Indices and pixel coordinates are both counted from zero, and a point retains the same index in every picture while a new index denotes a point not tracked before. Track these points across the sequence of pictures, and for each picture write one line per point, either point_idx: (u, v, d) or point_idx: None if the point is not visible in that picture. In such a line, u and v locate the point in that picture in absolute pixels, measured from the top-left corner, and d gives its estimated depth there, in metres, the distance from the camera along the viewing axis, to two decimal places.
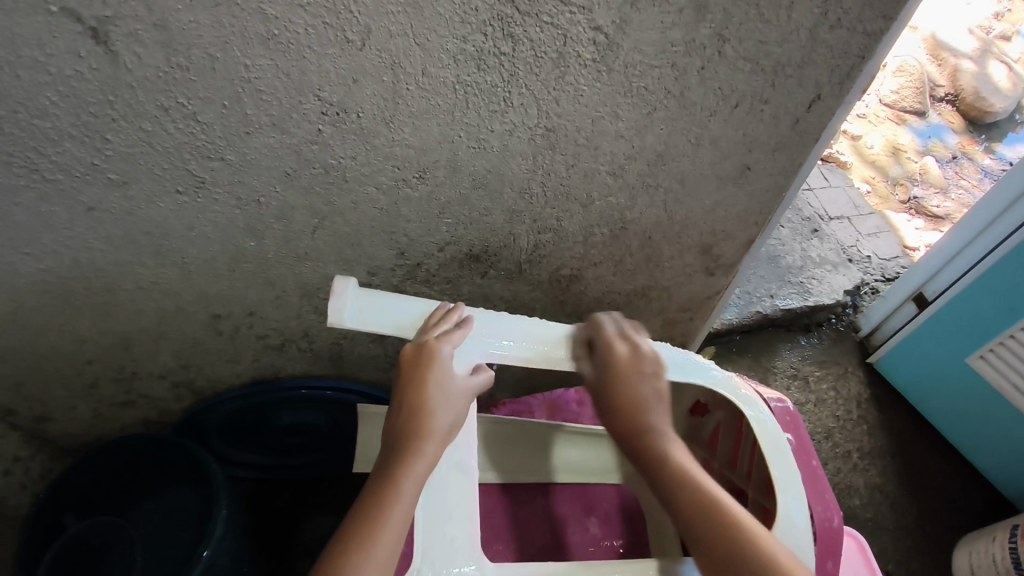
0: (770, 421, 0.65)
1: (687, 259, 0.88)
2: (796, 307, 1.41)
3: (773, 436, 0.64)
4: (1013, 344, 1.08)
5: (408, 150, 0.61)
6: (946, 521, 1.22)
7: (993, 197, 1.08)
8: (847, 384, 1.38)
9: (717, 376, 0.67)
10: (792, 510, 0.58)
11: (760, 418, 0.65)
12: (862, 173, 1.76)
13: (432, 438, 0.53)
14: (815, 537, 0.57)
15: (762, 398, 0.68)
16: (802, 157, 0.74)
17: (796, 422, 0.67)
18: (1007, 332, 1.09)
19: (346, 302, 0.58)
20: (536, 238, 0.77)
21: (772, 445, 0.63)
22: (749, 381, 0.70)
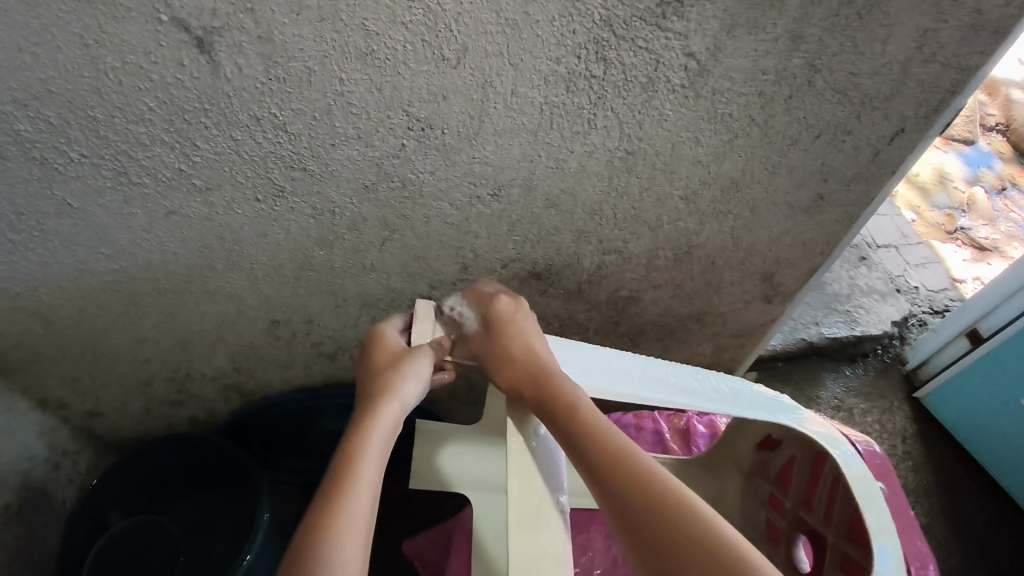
0: (855, 463, 0.58)
1: (747, 286, 0.87)
2: (841, 336, 1.39)
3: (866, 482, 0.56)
4: None
5: (486, 168, 0.61)
6: (994, 566, 1.18)
7: (993, 287, 1.17)
8: (893, 418, 1.35)
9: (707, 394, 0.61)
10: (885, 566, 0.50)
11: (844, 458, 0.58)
12: (910, 202, 1.72)
13: (376, 427, 0.51)
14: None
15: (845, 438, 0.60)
16: (878, 190, 0.72)
17: (886, 469, 0.59)
18: None
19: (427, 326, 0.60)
20: (600, 259, 0.76)
21: (863, 490, 0.55)
22: (833, 421, 0.64)
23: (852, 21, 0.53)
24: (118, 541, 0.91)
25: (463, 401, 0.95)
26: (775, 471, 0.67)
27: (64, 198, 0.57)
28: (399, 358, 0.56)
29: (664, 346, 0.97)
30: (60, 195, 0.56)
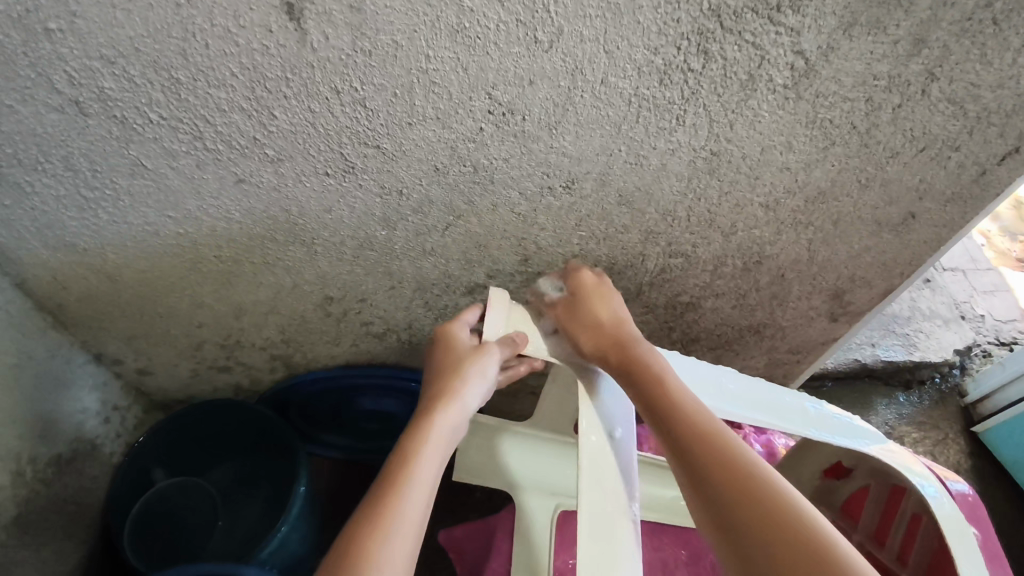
0: (946, 502, 0.52)
1: (814, 302, 0.83)
2: (898, 360, 1.33)
3: (957, 525, 0.50)
4: None
5: (563, 159, 0.58)
6: None
7: None
8: (946, 451, 1.29)
9: (774, 408, 0.57)
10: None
11: (933, 497, 0.52)
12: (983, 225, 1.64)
13: (431, 443, 0.51)
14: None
15: (939, 475, 0.54)
16: (975, 212, 0.67)
17: (980, 516, 0.52)
18: None
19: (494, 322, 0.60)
20: (665, 261, 0.73)
21: (957, 536, 0.49)
22: (923, 458, 0.58)
23: (983, 27, 0.49)
24: (160, 498, 0.93)
25: (505, 393, 0.93)
26: (845, 499, 0.62)
27: (138, 158, 0.56)
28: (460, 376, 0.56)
29: (716, 356, 0.94)
30: (134, 155, 0.56)
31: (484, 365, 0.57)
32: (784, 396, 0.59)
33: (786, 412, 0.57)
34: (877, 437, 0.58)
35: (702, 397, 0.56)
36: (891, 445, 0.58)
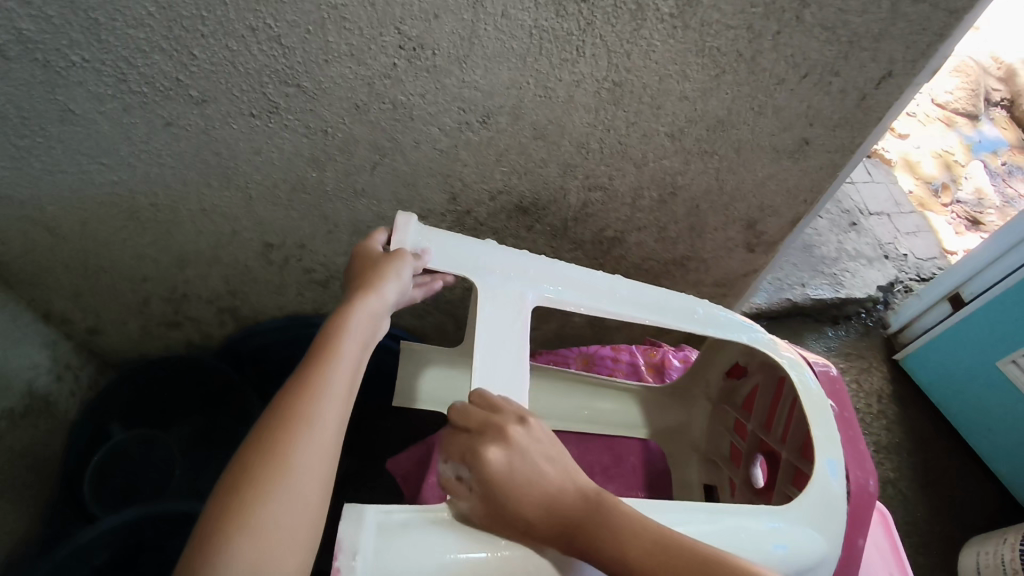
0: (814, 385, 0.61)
1: (730, 232, 0.89)
2: (826, 298, 1.43)
3: (818, 402, 0.59)
4: None
5: (476, 93, 0.62)
6: (958, 519, 1.23)
7: (952, 272, 1.26)
8: (870, 377, 1.39)
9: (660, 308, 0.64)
10: (829, 470, 0.55)
11: (804, 381, 0.61)
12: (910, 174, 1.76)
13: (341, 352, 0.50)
14: (847, 502, 0.55)
15: (809, 365, 0.64)
16: (863, 136, 0.74)
17: (839, 391, 0.62)
18: (1007, 359, 1.15)
19: (409, 236, 0.59)
20: (586, 195, 0.78)
21: (816, 410, 0.59)
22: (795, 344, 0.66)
23: None
24: (117, 451, 0.95)
25: (449, 335, 0.98)
26: (743, 400, 0.69)
27: (66, 103, 0.58)
28: (378, 280, 0.55)
29: None
30: (63, 100, 0.58)
31: (397, 276, 0.56)
32: (676, 298, 0.66)
33: (676, 310, 0.65)
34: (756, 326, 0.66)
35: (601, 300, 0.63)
36: (768, 334, 0.67)
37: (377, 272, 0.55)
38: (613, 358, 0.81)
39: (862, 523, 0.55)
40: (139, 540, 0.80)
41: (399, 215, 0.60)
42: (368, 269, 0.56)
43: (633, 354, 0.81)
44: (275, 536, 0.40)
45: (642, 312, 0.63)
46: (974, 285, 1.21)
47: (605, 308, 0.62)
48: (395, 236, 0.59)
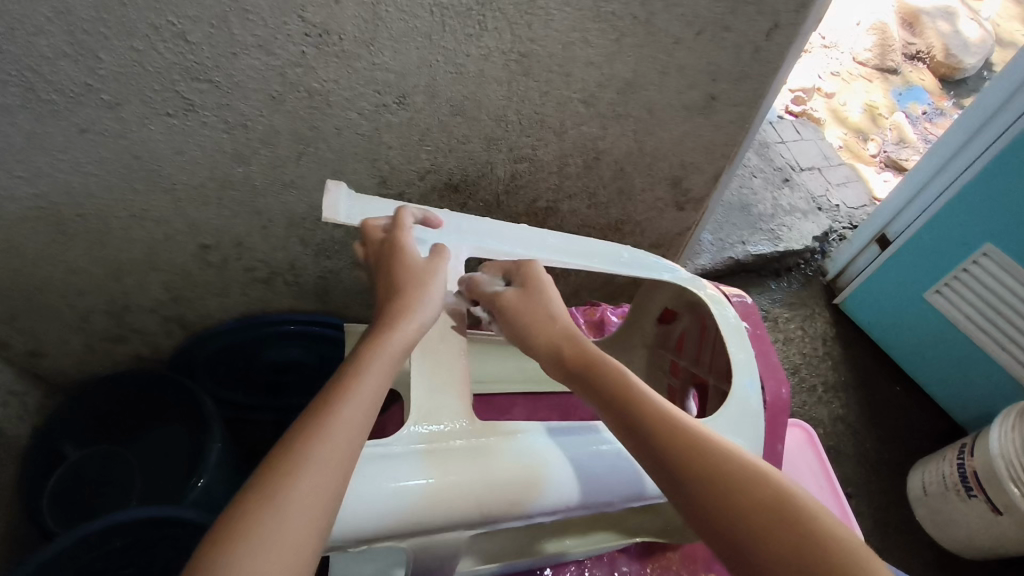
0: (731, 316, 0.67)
1: (658, 192, 0.93)
2: (766, 252, 1.49)
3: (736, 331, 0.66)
4: (959, 282, 1.17)
5: (389, 75, 0.64)
6: (904, 445, 1.31)
7: (874, 215, 1.33)
8: (814, 323, 1.46)
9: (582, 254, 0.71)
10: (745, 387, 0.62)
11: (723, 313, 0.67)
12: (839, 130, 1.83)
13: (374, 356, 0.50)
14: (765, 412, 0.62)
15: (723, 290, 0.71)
16: (765, 87, 0.78)
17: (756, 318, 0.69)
18: (933, 289, 1.23)
19: (337, 201, 0.62)
20: (512, 167, 0.80)
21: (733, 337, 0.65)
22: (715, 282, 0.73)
23: None
24: (76, 472, 0.94)
25: None
26: (675, 339, 0.75)
27: None
28: (418, 286, 0.56)
29: None
30: None
31: (438, 281, 0.58)
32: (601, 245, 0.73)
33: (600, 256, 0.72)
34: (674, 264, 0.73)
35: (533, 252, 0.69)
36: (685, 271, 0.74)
37: (414, 272, 0.57)
38: None
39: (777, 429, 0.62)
40: (97, 553, 0.79)
41: (327, 185, 0.62)
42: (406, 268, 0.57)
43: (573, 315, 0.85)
44: (286, 525, 0.39)
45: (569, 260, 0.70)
46: (895, 225, 1.28)
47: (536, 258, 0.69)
48: (328, 198, 0.61)
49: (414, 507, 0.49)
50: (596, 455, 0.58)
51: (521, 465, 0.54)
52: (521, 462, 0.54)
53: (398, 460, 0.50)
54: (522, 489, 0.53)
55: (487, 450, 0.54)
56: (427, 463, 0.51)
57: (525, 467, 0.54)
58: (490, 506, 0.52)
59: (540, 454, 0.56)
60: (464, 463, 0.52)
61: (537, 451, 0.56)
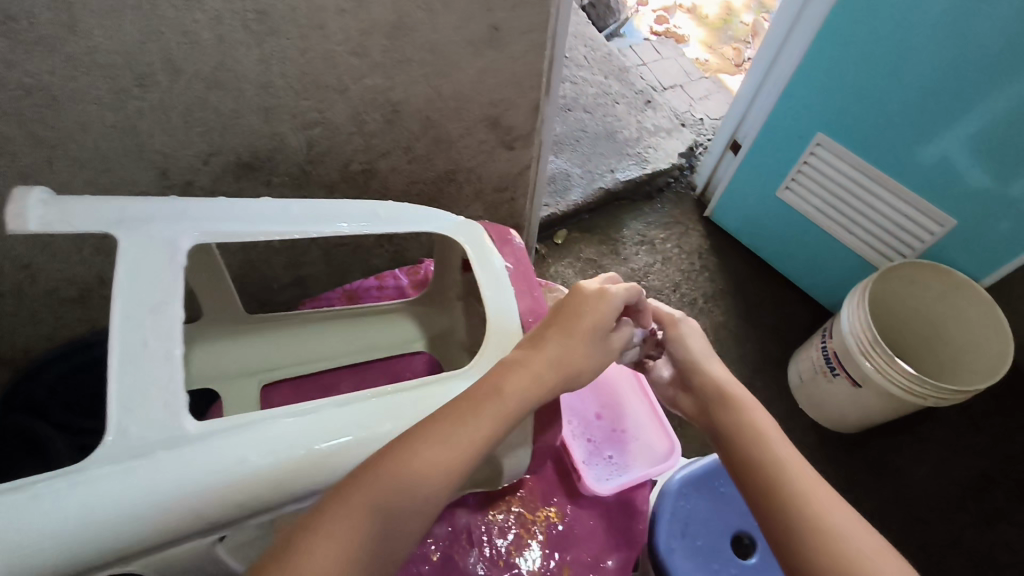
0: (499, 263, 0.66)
1: (479, 135, 0.89)
2: (635, 177, 1.51)
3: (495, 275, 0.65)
4: (802, 177, 1.24)
5: (111, 57, 0.58)
6: (781, 338, 1.39)
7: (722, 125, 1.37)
8: (689, 238, 1.51)
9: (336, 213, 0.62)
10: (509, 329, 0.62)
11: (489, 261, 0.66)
12: (705, 42, 1.86)
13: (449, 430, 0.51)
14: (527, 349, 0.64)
15: (485, 228, 0.69)
16: (548, 10, 0.74)
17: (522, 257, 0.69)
18: (783, 186, 1.29)
19: (29, 209, 0.50)
20: (306, 135, 0.76)
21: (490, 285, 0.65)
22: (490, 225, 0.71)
23: None
24: None
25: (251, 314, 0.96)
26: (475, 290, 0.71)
27: None
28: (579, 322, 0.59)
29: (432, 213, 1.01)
30: None
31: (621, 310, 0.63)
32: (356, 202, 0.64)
33: (354, 216, 0.62)
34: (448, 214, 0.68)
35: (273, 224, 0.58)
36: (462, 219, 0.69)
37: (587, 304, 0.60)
38: (378, 287, 0.79)
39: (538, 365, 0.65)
40: None
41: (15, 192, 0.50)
42: (577, 306, 0.60)
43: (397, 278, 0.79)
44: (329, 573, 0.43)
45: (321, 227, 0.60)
46: (741, 132, 1.32)
47: (280, 231, 0.58)
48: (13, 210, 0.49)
49: (172, 514, 0.44)
50: (377, 423, 0.53)
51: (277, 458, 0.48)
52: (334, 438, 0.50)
53: (120, 477, 0.43)
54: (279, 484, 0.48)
55: (241, 445, 0.47)
56: (158, 477, 0.44)
57: (285, 459, 0.48)
58: (244, 502, 0.47)
59: (306, 440, 0.49)
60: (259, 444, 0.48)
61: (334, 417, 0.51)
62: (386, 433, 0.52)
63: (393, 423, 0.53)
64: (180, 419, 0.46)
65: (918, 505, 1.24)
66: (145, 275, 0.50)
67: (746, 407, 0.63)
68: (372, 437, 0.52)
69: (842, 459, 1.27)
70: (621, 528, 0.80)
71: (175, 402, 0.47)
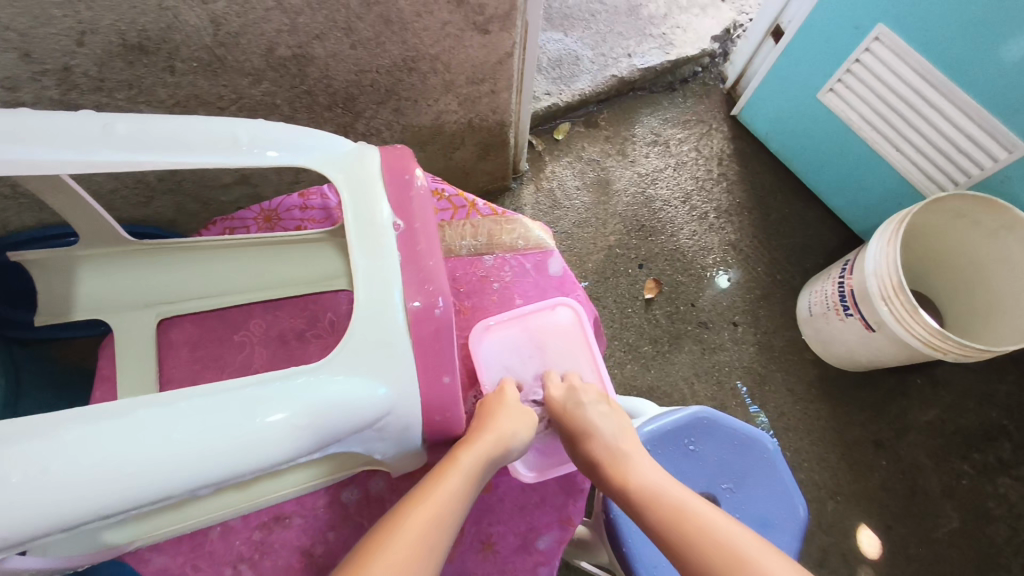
0: (387, 220, 0.53)
1: (439, 14, 0.72)
2: (655, 65, 1.29)
3: (377, 241, 0.51)
4: (850, 79, 1.03)
5: None
6: (798, 263, 1.24)
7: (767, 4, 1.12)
8: (710, 141, 1.31)
9: (183, 138, 0.50)
10: (389, 305, 0.49)
11: (378, 214, 0.52)
12: None
13: (402, 533, 0.49)
14: (410, 333, 0.49)
15: (382, 161, 0.55)
16: None
17: (423, 210, 0.55)
18: (828, 86, 1.08)
19: None
20: (205, 10, 0.60)
21: (371, 247, 0.51)
22: (397, 164, 0.56)
23: None
24: None
25: (190, 215, 0.85)
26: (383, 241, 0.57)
27: None
28: (501, 422, 0.60)
29: (393, 107, 0.86)
30: None
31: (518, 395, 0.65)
32: (206, 123, 0.51)
33: (202, 143, 0.50)
34: (345, 143, 0.56)
35: (90, 151, 0.47)
36: (365, 150, 0.56)
37: (502, 411, 0.62)
38: (302, 207, 0.68)
39: (422, 355, 0.50)
40: None
41: None
42: (494, 409, 0.62)
43: (325, 195, 0.68)
44: None
45: (156, 155, 0.48)
46: (790, 12, 1.08)
47: (99, 162, 0.47)
48: None
49: None
50: (191, 434, 0.42)
51: (57, 476, 0.39)
52: (146, 461, 0.41)
53: None
54: (63, 506, 0.39)
55: (10, 461, 0.38)
56: None
57: (65, 479, 0.39)
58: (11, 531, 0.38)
59: (97, 458, 0.40)
60: (46, 463, 0.39)
61: (160, 433, 0.42)
62: (206, 445, 0.42)
63: (218, 433, 0.43)
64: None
65: (915, 451, 1.16)
66: None
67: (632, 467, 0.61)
68: (187, 451, 0.42)
69: (843, 399, 1.18)
70: (554, 509, 0.66)
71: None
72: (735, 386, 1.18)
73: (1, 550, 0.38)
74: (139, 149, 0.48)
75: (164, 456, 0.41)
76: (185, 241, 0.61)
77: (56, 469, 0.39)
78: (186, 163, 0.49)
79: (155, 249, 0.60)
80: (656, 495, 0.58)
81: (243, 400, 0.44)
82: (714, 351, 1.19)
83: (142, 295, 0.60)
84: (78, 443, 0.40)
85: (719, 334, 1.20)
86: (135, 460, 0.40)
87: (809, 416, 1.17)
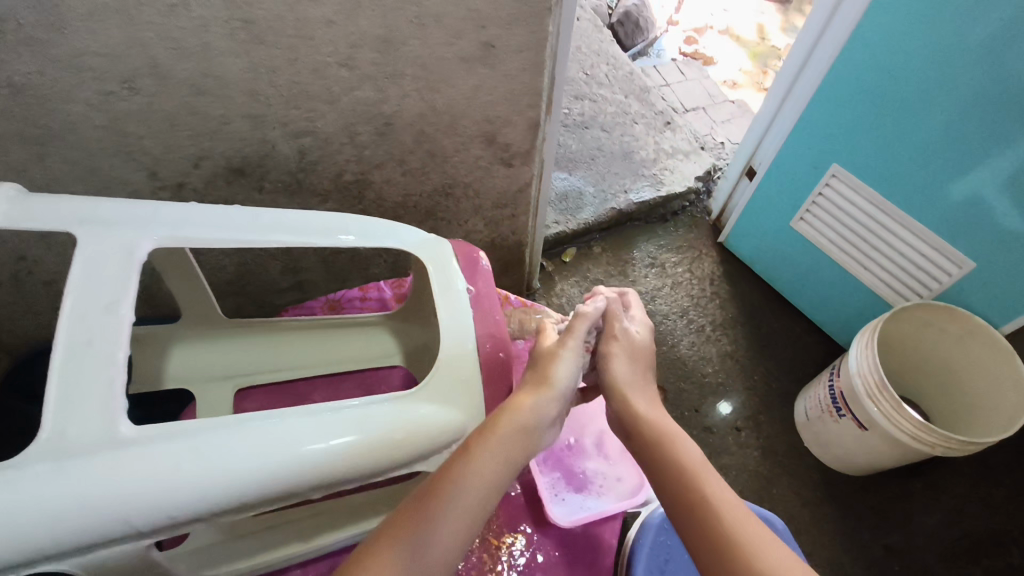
0: (461, 285, 0.68)
1: (475, 151, 0.89)
2: (649, 199, 1.48)
3: (455, 298, 0.67)
4: (816, 211, 1.21)
5: (96, 60, 0.59)
6: (790, 372, 1.34)
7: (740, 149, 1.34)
8: (701, 264, 1.48)
9: (305, 225, 0.63)
10: (465, 347, 0.64)
11: (452, 282, 0.68)
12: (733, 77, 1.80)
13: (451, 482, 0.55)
14: (482, 366, 0.64)
15: (450, 247, 0.71)
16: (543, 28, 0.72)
17: (487, 280, 0.71)
18: (799, 216, 1.25)
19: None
20: (296, 143, 0.77)
21: (450, 305, 0.66)
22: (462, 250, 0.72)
23: None
24: None
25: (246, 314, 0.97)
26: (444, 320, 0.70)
27: None
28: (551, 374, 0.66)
29: (431, 225, 1.01)
30: None
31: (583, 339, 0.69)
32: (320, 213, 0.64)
33: (315, 231, 0.63)
34: (420, 232, 0.70)
35: (238, 232, 0.59)
36: (435, 237, 0.72)
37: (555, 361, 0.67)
38: (361, 297, 0.81)
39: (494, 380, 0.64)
40: None
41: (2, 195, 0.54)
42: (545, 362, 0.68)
43: (380, 290, 0.81)
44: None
45: (284, 239, 0.61)
46: (760, 154, 1.29)
47: (241, 240, 0.59)
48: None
49: (91, 518, 0.44)
50: (307, 440, 0.52)
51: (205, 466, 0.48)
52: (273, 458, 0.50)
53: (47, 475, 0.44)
54: (205, 493, 0.48)
55: (171, 452, 0.48)
56: (89, 477, 0.45)
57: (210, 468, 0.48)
58: (166, 508, 0.46)
59: (234, 454, 0.49)
60: (198, 455, 0.48)
61: (282, 436, 0.51)
62: (310, 451, 0.52)
63: (319, 441, 0.52)
64: (115, 423, 0.47)
65: (925, 557, 1.17)
66: (98, 276, 0.51)
67: (678, 445, 0.61)
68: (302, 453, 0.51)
69: (846, 502, 1.22)
70: None
71: (111, 407, 0.47)
72: (741, 489, 1.22)
73: (157, 531, 0.47)
74: (274, 231, 0.61)
75: (285, 454, 0.51)
76: (264, 323, 0.72)
77: (204, 464, 0.48)
78: (306, 245, 0.62)
79: (236, 329, 0.71)
80: (691, 481, 0.57)
81: (344, 417, 0.54)
82: (721, 454, 1.25)
83: (225, 367, 0.69)
84: (222, 441, 0.49)
85: (724, 439, 1.27)
86: (261, 458, 0.50)
87: (816, 520, 1.20)
